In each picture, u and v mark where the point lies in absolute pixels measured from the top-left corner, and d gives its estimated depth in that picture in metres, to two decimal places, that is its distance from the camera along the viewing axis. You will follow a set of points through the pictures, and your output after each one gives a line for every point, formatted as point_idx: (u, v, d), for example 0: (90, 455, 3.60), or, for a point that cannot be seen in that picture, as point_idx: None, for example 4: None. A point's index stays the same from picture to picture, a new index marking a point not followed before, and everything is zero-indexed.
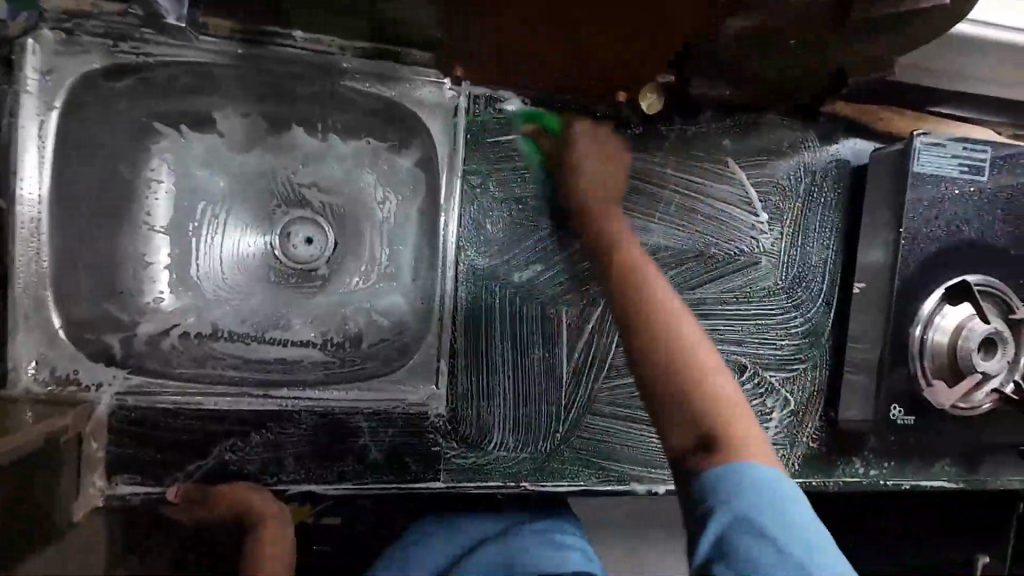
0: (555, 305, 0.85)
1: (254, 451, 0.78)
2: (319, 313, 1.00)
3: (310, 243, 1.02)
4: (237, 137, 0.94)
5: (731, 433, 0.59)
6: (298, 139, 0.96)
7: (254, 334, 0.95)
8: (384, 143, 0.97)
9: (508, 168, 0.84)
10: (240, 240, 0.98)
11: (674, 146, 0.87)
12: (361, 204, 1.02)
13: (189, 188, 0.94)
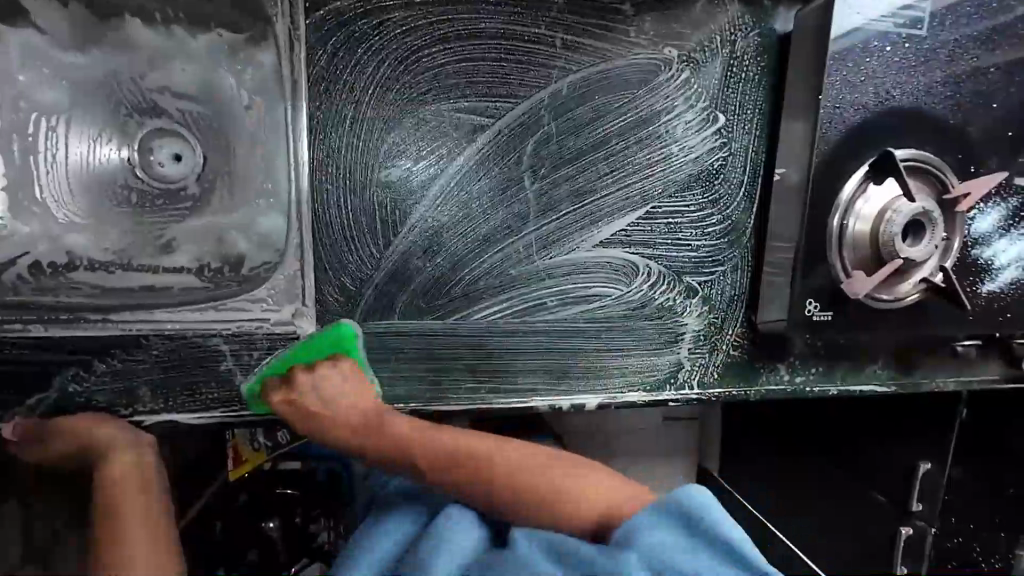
0: (434, 209, 0.75)
1: (100, 381, 0.71)
2: (192, 237, 0.89)
3: (178, 160, 0.89)
4: (62, 31, 0.81)
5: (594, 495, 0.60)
6: (132, 31, 0.82)
7: (119, 262, 0.86)
8: (239, 36, 0.83)
9: (363, 44, 0.70)
10: (92, 157, 0.86)
11: (563, 12, 0.74)
12: (225, 110, 0.88)
13: (9, 95, 0.80)
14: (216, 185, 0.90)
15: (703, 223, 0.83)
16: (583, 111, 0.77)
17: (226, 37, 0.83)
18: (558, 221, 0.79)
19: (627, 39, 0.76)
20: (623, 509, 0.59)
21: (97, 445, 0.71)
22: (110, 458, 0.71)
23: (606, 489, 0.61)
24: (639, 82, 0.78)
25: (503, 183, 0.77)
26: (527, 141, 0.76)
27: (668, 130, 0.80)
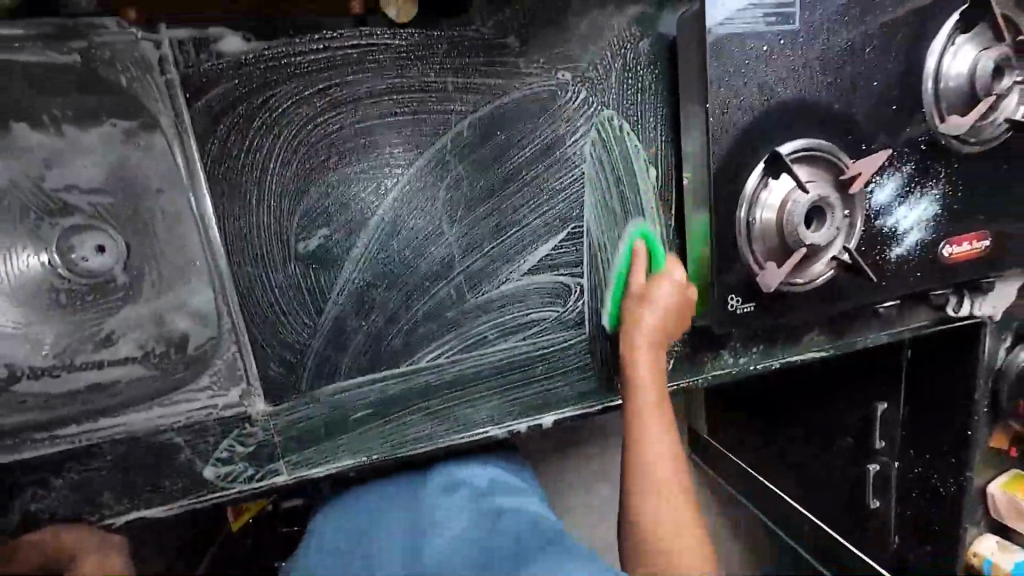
0: (359, 270, 0.77)
1: (60, 495, 0.73)
2: (141, 328, 0.74)
3: (103, 251, 0.72)
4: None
5: (654, 486, 0.74)
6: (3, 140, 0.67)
7: (62, 365, 0.71)
8: (135, 120, 0.68)
9: (254, 125, 0.70)
10: (3, 266, 0.70)
11: (448, 57, 0.74)
12: (145, 193, 0.72)
13: None
14: (147, 271, 0.74)
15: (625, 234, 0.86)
16: (489, 149, 0.78)
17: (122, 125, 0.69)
18: (484, 258, 0.81)
19: (519, 70, 0.77)
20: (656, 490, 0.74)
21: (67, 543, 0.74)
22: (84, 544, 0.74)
23: (654, 471, 0.74)
24: (539, 110, 0.79)
25: (424, 233, 0.78)
26: (438, 187, 0.77)
27: (576, 151, 0.82)
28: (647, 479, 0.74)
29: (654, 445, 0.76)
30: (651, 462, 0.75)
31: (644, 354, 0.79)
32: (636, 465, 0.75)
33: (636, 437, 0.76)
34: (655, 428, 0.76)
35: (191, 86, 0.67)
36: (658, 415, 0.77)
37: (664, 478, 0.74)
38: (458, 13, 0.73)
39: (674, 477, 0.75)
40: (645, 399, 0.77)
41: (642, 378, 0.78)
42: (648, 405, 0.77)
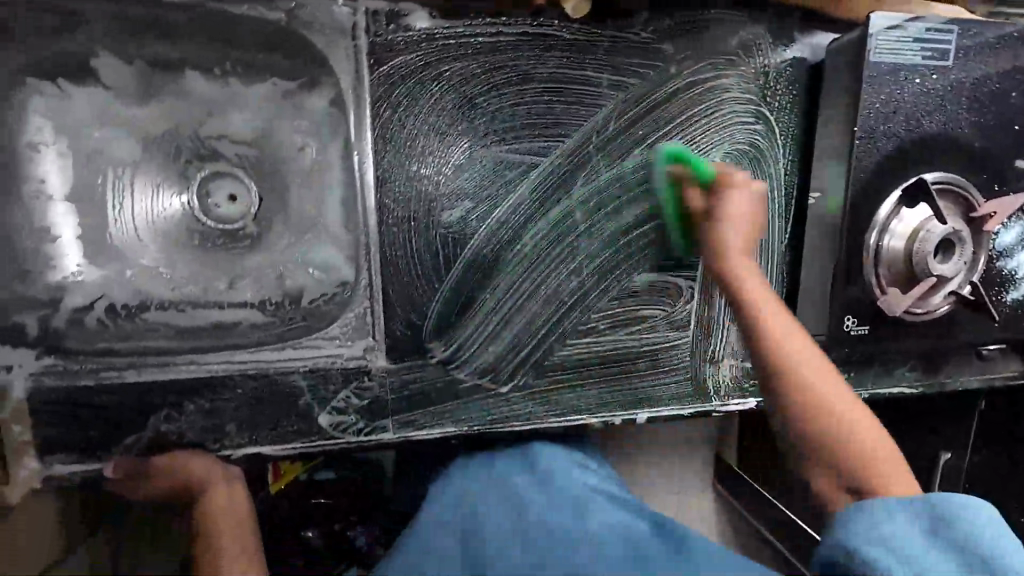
0: (489, 245, 0.80)
1: (190, 419, 0.76)
2: (254, 272, 0.94)
3: (233, 201, 0.95)
4: (129, 88, 0.84)
5: (815, 404, 0.59)
6: (188, 85, 0.86)
7: (186, 300, 0.90)
8: (294, 81, 0.87)
9: (423, 94, 0.74)
10: (153, 205, 0.91)
11: (607, 54, 0.78)
12: (286, 156, 0.93)
13: (86, 151, 0.85)
14: (272, 221, 0.96)
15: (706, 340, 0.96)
16: (629, 147, 0.82)
17: (279, 84, 0.88)
18: (607, 251, 0.84)
19: (667, 74, 0.81)
20: (823, 426, 0.58)
21: (194, 481, 0.76)
22: (190, 464, 0.76)
23: (826, 395, 0.59)
24: (680, 114, 0.82)
25: (555, 218, 0.81)
26: (576, 177, 0.81)
27: (708, 157, 0.84)
28: (811, 428, 0.59)
29: (805, 361, 0.61)
30: (812, 387, 0.60)
31: (758, 294, 0.65)
32: (792, 411, 0.60)
33: (788, 373, 0.60)
34: (788, 334, 0.63)
35: (377, 54, 0.72)
36: (808, 368, 0.61)
37: (824, 389, 0.59)
38: (621, 16, 0.77)
39: (832, 379, 0.60)
40: (779, 320, 0.64)
41: (772, 316, 0.64)
42: (787, 325, 0.64)
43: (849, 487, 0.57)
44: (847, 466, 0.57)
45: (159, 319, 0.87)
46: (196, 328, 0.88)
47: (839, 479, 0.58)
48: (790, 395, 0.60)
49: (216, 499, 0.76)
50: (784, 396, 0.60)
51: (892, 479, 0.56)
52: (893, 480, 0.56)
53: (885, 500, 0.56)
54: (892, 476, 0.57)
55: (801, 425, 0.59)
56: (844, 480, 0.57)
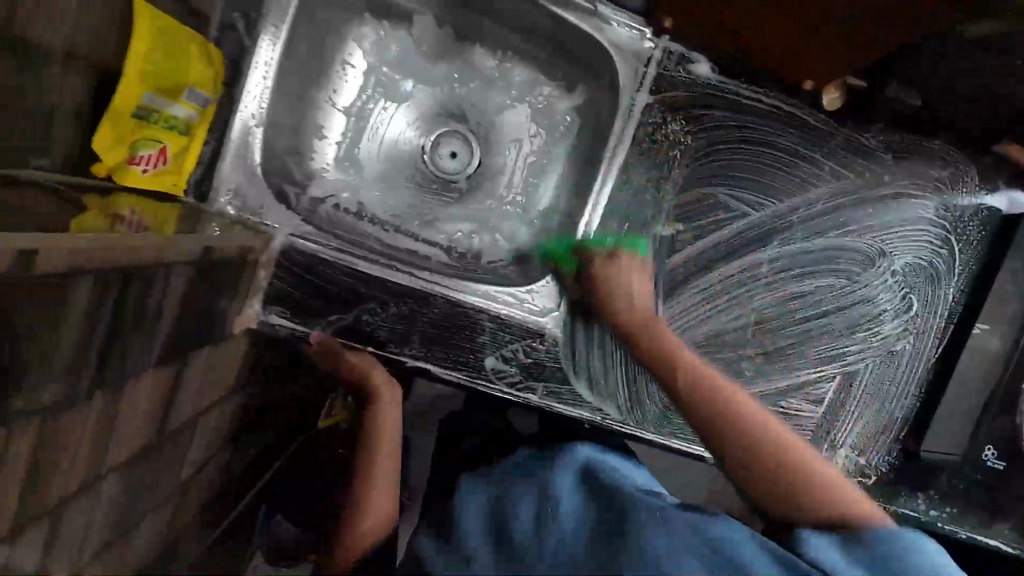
0: (682, 266, 0.89)
1: (387, 319, 0.86)
2: (451, 220, 1.05)
3: (454, 158, 1.06)
4: (428, 44, 0.99)
5: (783, 460, 0.64)
6: (472, 57, 1.01)
7: (392, 223, 1.01)
8: (552, 82, 1.02)
9: (681, 125, 0.86)
10: (397, 138, 1.04)
11: (838, 147, 0.89)
12: (516, 137, 1.06)
13: (374, 80, 0.99)
14: (479, 184, 1.07)
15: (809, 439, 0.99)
16: (826, 227, 0.91)
17: (538, 78, 1.02)
18: (775, 309, 0.92)
19: (882, 179, 0.91)
20: (779, 458, 0.64)
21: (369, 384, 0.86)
22: (371, 374, 0.86)
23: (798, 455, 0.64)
24: (881, 215, 0.92)
25: (743, 265, 0.90)
26: (774, 237, 0.90)
27: (890, 260, 0.93)
28: (751, 445, 0.65)
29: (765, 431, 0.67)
30: (749, 434, 0.66)
31: (764, 452, 0.64)
32: (748, 451, 0.65)
33: (754, 450, 0.65)
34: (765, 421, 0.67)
35: (661, 83, 0.85)
36: (755, 415, 0.68)
37: (800, 484, 0.62)
38: (861, 121, 0.89)
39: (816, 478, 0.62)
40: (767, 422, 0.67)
41: (797, 451, 0.65)
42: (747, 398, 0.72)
43: (785, 500, 0.61)
44: (764, 467, 0.64)
45: (373, 229, 0.99)
46: (396, 248, 0.98)
47: (773, 475, 0.63)
48: (765, 458, 0.64)
49: (386, 414, 0.85)
50: (751, 467, 0.64)
51: (794, 462, 0.64)
52: (762, 484, 0.63)
53: (773, 508, 0.62)
54: (799, 458, 0.63)
55: (754, 451, 0.65)
56: (777, 472, 0.63)
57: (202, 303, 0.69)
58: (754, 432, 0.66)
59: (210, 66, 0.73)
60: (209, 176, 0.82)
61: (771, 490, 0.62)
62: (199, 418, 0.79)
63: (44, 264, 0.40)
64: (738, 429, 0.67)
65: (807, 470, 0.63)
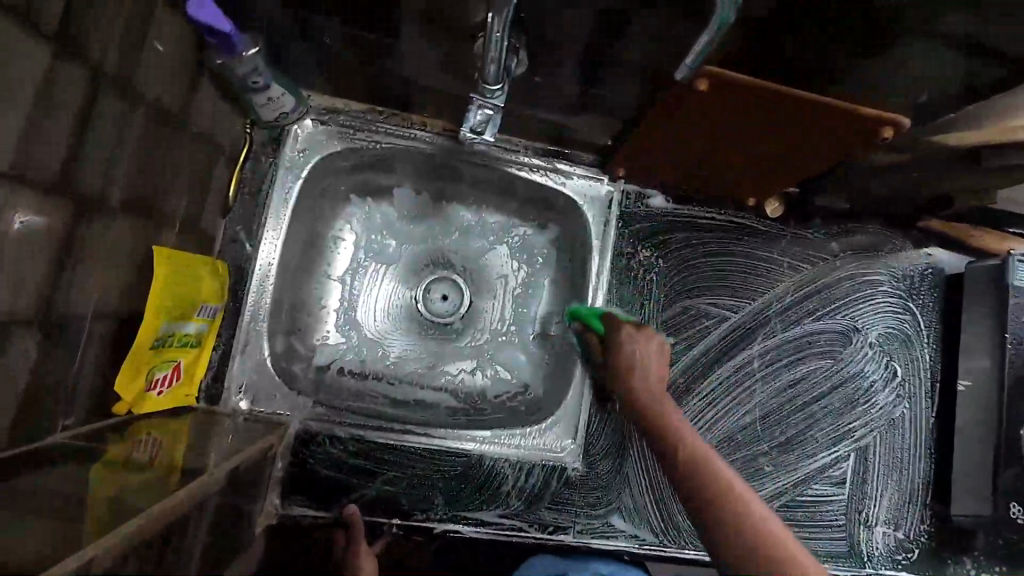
0: (681, 376, 0.94)
1: (408, 488, 0.85)
2: (453, 358, 1.04)
3: (446, 299, 1.06)
4: (408, 209, 1.04)
5: (706, 473, 0.63)
6: (451, 212, 1.05)
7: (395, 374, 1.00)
8: (525, 224, 1.06)
9: (652, 251, 0.96)
10: (390, 294, 1.04)
11: (790, 244, 0.99)
12: (502, 273, 1.08)
13: (359, 245, 1.01)
14: (473, 321, 1.06)
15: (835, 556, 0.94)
16: (801, 315, 0.98)
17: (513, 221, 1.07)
18: (777, 400, 0.96)
19: (837, 266, 1.01)
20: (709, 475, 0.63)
21: None
22: None
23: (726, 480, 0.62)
24: (846, 296, 1.00)
25: (737, 363, 0.95)
26: (757, 333, 0.97)
27: (866, 335, 1.00)
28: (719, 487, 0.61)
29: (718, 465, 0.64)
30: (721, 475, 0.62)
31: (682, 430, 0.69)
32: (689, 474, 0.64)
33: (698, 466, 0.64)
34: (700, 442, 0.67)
35: (625, 216, 0.96)
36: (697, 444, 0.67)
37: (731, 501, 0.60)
38: (804, 218, 1.00)
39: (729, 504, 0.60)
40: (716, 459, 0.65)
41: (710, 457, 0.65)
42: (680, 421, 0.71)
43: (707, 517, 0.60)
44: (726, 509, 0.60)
45: (377, 387, 0.98)
46: (405, 402, 0.98)
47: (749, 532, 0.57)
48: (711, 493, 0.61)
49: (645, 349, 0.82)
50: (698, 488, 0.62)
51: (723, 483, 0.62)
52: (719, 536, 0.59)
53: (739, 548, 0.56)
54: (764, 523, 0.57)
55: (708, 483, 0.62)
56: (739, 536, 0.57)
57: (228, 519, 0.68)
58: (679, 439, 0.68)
59: (217, 282, 0.80)
60: (220, 377, 0.84)
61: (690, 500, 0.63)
62: None
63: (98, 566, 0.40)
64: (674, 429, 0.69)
65: (726, 492, 0.61)
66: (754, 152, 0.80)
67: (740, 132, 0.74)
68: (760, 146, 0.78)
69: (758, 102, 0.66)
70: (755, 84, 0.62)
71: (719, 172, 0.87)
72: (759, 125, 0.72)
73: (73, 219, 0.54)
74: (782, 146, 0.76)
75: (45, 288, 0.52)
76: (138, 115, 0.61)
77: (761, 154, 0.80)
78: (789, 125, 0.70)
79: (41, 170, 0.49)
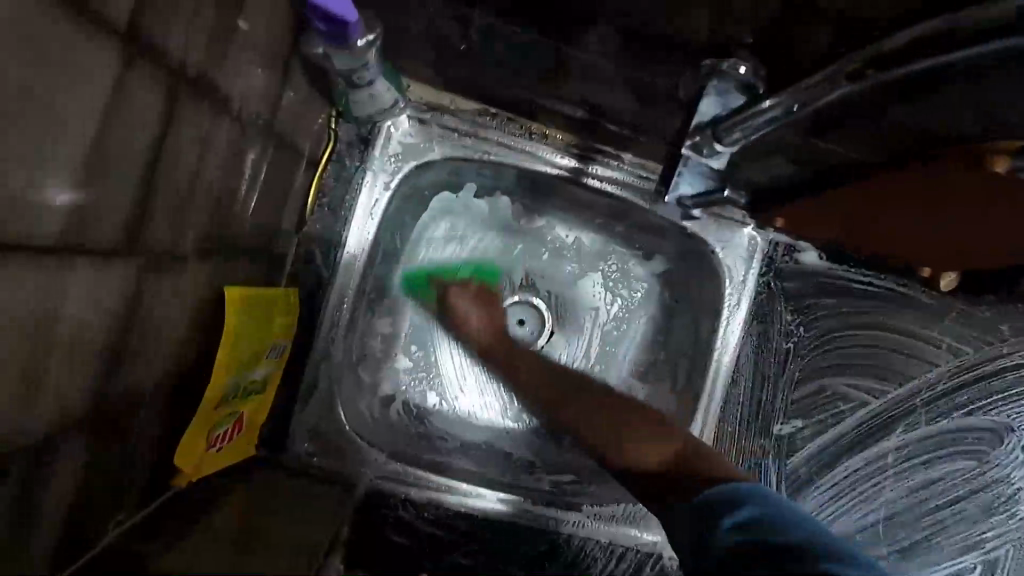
0: (804, 465, 0.80)
1: (486, 564, 0.74)
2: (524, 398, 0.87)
3: (521, 326, 0.90)
4: (494, 218, 0.87)
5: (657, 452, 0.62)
6: (544, 228, 0.88)
7: (465, 411, 0.85)
8: (632, 251, 0.87)
9: (793, 317, 0.80)
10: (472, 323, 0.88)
11: (954, 322, 0.83)
12: (593, 301, 0.90)
13: (438, 258, 0.86)
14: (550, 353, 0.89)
15: None
16: (950, 407, 0.84)
17: (618, 250, 0.88)
18: (906, 501, 0.83)
19: (1004, 355, 0.85)
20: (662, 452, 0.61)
21: None
22: None
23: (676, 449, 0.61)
24: (1008, 390, 0.85)
25: (871, 456, 0.82)
26: (897, 424, 0.82)
27: (1021, 436, 0.85)
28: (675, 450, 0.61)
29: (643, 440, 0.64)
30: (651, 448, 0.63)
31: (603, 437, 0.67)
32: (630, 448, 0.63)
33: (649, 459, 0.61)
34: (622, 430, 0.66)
35: (769, 268, 0.80)
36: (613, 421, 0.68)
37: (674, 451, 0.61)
38: (976, 293, 0.83)
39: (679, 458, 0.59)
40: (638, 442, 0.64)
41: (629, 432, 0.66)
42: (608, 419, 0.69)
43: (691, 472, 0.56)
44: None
45: (445, 430, 0.82)
46: (475, 448, 0.82)
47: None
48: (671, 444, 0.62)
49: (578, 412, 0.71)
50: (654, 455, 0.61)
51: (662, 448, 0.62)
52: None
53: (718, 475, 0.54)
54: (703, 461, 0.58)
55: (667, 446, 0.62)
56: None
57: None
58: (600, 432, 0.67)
59: (287, 317, 0.66)
60: (282, 419, 0.72)
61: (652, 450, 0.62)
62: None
63: None
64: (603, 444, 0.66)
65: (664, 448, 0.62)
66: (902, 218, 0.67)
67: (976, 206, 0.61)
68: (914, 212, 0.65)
69: None
70: None
71: (875, 236, 0.73)
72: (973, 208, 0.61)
73: (140, 281, 0.40)
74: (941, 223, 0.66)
75: (103, 375, 0.39)
76: (220, 128, 0.45)
77: (905, 222, 0.68)
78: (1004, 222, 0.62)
79: (106, 226, 0.34)
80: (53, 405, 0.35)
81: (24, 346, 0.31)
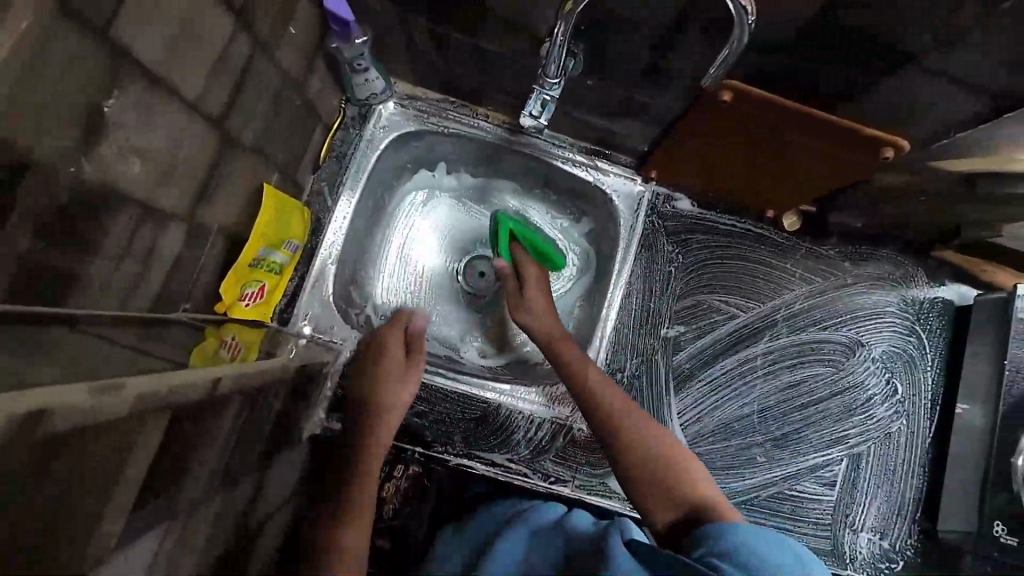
0: (686, 363, 1.03)
1: (433, 421, 0.98)
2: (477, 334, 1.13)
3: (481, 278, 1.15)
4: (463, 195, 1.17)
5: (667, 458, 0.71)
6: (499, 199, 1.16)
7: (430, 333, 1.11)
8: (564, 215, 1.13)
9: (673, 246, 1.06)
10: (436, 268, 1.15)
11: (803, 257, 1.08)
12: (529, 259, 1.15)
13: (419, 219, 1.15)
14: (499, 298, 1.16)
15: (814, 551, 0.99)
16: (806, 323, 1.06)
17: (553, 216, 1.14)
18: (775, 397, 1.04)
19: (847, 283, 1.08)
20: (667, 463, 0.71)
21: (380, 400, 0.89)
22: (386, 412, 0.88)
23: (680, 467, 0.70)
24: (854, 311, 1.07)
25: (741, 358, 1.04)
26: (762, 334, 1.05)
27: (869, 350, 1.07)
28: (661, 458, 0.71)
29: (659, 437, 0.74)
30: (679, 460, 0.71)
31: (623, 424, 0.76)
32: (636, 445, 0.73)
33: (649, 458, 0.71)
34: (639, 414, 0.78)
35: (652, 210, 1.08)
36: (634, 419, 0.77)
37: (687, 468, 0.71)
38: (819, 234, 1.08)
39: (676, 476, 0.69)
40: (650, 431, 0.75)
41: (632, 436, 0.74)
42: (630, 410, 0.78)
43: (647, 487, 0.70)
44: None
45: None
46: (434, 352, 1.07)
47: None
48: (670, 462, 0.71)
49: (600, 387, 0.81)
50: (636, 464, 0.72)
51: (671, 462, 0.71)
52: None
53: (666, 505, 0.68)
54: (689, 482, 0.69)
55: (650, 457, 0.71)
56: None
57: (283, 415, 0.82)
58: (609, 413, 0.77)
59: (303, 224, 0.96)
60: (289, 306, 1.00)
61: (654, 468, 0.71)
62: (280, 504, 0.86)
63: (221, 385, 0.56)
64: (616, 416, 0.77)
65: (667, 458, 0.71)
66: (716, 158, 0.92)
67: (750, 145, 0.86)
68: (719, 154, 0.91)
69: (790, 129, 0.78)
70: (805, 112, 0.74)
71: (727, 183, 1.00)
72: (775, 139, 0.82)
73: (220, 146, 0.71)
74: (740, 162, 0.91)
75: (195, 195, 0.69)
76: (272, 79, 0.79)
77: (719, 162, 0.93)
78: (801, 147, 0.82)
79: (212, 104, 0.67)
80: (172, 194, 0.65)
81: (171, 148, 0.62)
